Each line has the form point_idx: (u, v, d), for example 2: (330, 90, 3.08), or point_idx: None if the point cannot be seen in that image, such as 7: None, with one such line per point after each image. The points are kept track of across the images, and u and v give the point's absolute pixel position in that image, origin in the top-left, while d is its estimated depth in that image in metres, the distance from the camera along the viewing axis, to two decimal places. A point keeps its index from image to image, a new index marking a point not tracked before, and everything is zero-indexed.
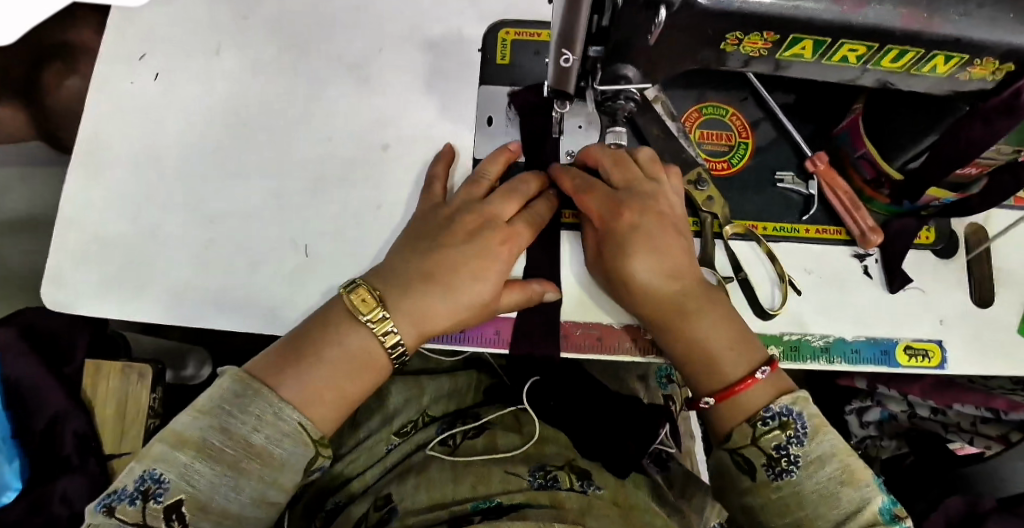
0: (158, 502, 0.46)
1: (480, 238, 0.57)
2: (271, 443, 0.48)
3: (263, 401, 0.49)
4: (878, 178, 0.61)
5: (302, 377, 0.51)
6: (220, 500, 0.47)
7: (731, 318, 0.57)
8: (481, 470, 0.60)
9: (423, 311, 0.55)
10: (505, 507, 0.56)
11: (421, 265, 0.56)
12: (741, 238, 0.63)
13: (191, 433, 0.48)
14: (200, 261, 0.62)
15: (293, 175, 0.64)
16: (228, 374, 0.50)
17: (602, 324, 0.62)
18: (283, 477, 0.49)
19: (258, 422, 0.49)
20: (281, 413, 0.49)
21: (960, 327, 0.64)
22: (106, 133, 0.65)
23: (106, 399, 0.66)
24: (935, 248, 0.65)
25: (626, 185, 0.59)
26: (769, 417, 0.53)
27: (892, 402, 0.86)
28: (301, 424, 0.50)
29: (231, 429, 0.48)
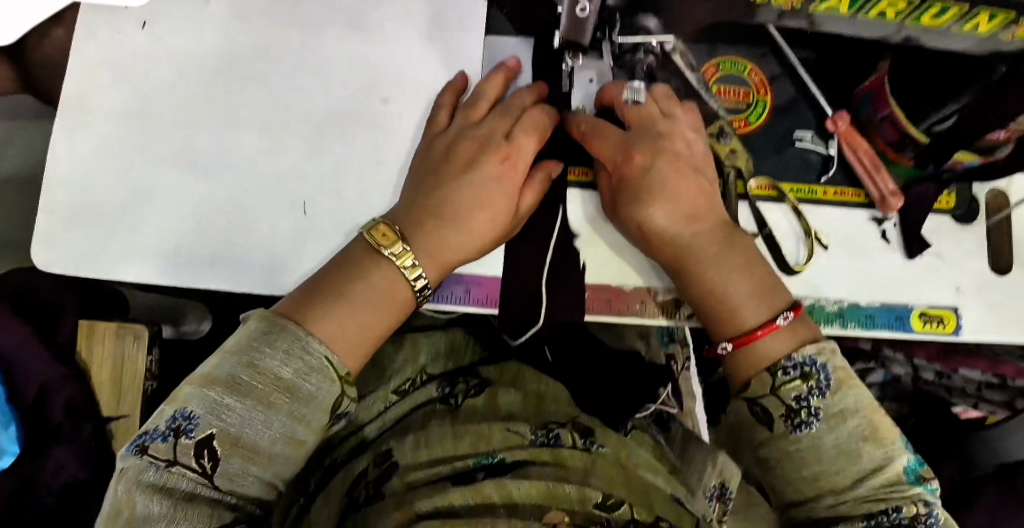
0: (189, 438, 0.45)
1: (478, 169, 0.56)
2: (300, 377, 0.47)
3: (291, 336, 0.48)
4: (902, 140, 0.58)
5: (325, 313, 0.50)
6: (251, 434, 0.46)
7: (751, 263, 0.55)
8: (481, 428, 0.61)
9: (440, 249, 0.54)
10: (508, 463, 0.58)
11: (429, 203, 0.55)
12: (770, 200, 0.60)
13: (219, 374, 0.46)
14: (196, 219, 0.60)
15: (289, 128, 0.61)
16: (253, 315, 0.49)
17: (613, 286, 0.59)
18: (312, 415, 0.48)
19: (286, 354, 0.47)
20: (308, 347, 0.48)
21: (977, 294, 0.62)
22: (96, 86, 0.62)
23: (101, 361, 0.62)
24: (955, 213, 0.63)
25: (637, 124, 0.57)
26: (791, 368, 0.52)
27: (895, 365, 0.87)
28: (327, 359, 0.49)
29: (259, 363, 0.47)
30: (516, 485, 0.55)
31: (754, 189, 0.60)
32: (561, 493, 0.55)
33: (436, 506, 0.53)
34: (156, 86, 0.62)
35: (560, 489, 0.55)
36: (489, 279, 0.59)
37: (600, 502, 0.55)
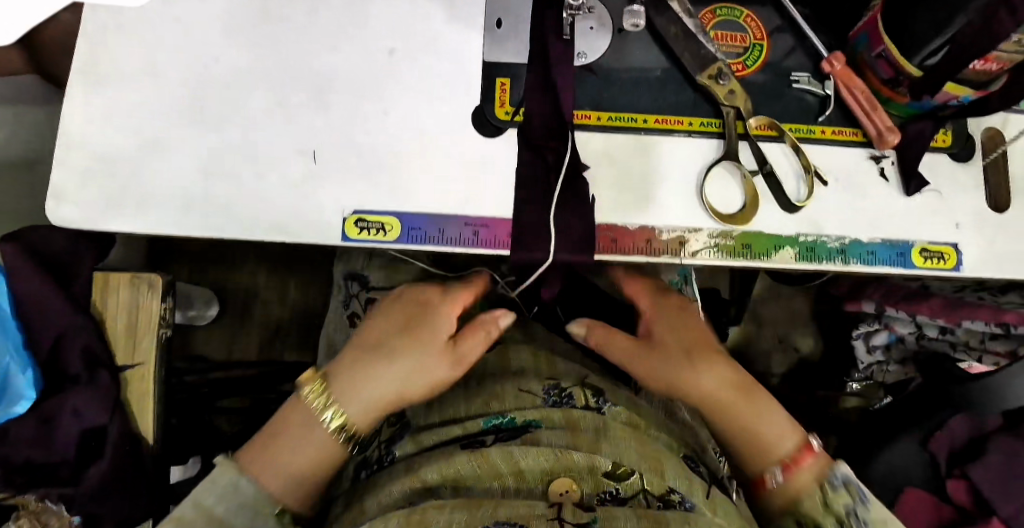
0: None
1: (405, 363, 0.62)
2: (234, 513, 0.55)
3: (227, 475, 0.56)
4: (896, 77, 0.60)
5: (273, 464, 0.58)
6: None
7: (762, 412, 0.63)
8: (496, 389, 0.65)
9: (353, 397, 0.61)
10: (519, 425, 0.60)
11: (357, 370, 0.62)
12: (769, 139, 0.62)
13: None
14: (208, 171, 0.61)
15: (298, 81, 0.62)
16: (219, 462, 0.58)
17: (619, 226, 0.60)
18: None
19: (223, 494, 0.55)
20: (237, 483, 0.56)
21: (977, 230, 0.63)
22: (109, 47, 0.63)
23: (117, 312, 0.62)
24: (951, 151, 0.64)
25: (643, 248, 0.60)
26: (838, 485, 0.57)
27: (899, 324, 0.91)
28: (256, 495, 0.56)
29: (201, 501, 0.54)
30: (524, 457, 0.55)
31: (754, 129, 0.62)
32: (569, 463, 0.55)
33: (442, 476, 0.55)
34: (168, 45, 0.63)
35: (568, 458, 0.55)
36: (496, 221, 0.60)
37: (609, 470, 0.55)
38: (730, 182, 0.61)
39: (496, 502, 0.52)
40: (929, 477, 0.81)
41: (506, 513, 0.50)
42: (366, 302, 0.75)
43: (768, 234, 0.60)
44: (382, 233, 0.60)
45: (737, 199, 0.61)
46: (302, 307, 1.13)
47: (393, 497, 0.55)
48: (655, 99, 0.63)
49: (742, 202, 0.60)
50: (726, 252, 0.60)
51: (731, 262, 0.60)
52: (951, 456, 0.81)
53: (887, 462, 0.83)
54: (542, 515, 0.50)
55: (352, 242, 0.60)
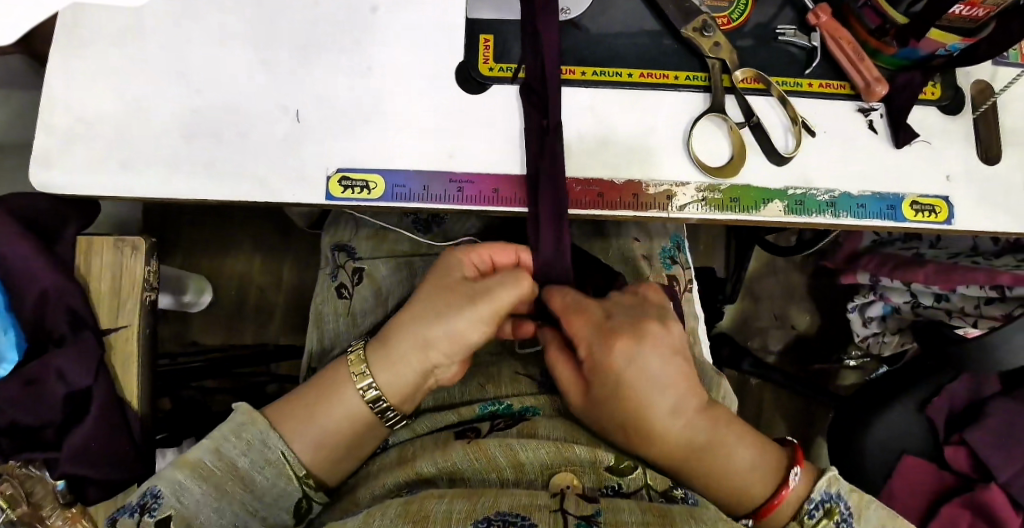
0: (151, 516, 0.50)
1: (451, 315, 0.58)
2: (256, 468, 0.54)
3: (257, 429, 0.54)
4: (883, 26, 0.60)
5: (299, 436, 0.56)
6: (197, 514, 0.51)
7: (738, 450, 0.56)
8: (491, 371, 0.69)
9: (396, 365, 0.59)
10: (514, 412, 0.63)
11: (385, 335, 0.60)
12: (757, 92, 0.61)
13: (188, 511, 0.51)
14: (190, 133, 0.61)
15: (279, 39, 0.62)
16: (239, 407, 0.56)
17: (605, 181, 0.59)
18: (263, 508, 0.54)
19: (248, 447, 0.54)
20: (267, 441, 0.54)
21: (968, 182, 0.62)
22: (90, 11, 0.63)
23: (100, 276, 0.62)
24: (941, 104, 0.64)
25: (630, 198, 0.59)
26: (814, 508, 0.55)
27: (896, 294, 0.91)
28: (285, 454, 0.55)
29: (225, 451, 0.53)
30: (523, 448, 0.56)
31: (741, 82, 0.61)
32: (571, 456, 0.56)
33: (439, 469, 0.55)
34: (147, 6, 0.63)
35: (570, 451, 0.56)
36: (482, 177, 0.60)
37: (611, 465, 0.56)
38: (717, 135, 0.60)
39: (498, 493, 0.51)
40: (928, 444, 0.79)
41: (508, 505, 0.49)
42: (354, 272, 0.74)
43: (756, 187, 0.60)
44: (367, 192, 0.60)
45: (724, 152, 0.60)
46: (295, 291, 1.12)
47: (387, 487, 0.56)
48: (641, 54, 0.62)
49: (730, 154, 0.60)
50: (715, 206, 0.59)
51: (720, 216, 0.59)
52: (948, 420, 0.79)
53: (882, 434, 0.80)
54: (544, 507, 0.49)
55: (335, 201, 0.59)
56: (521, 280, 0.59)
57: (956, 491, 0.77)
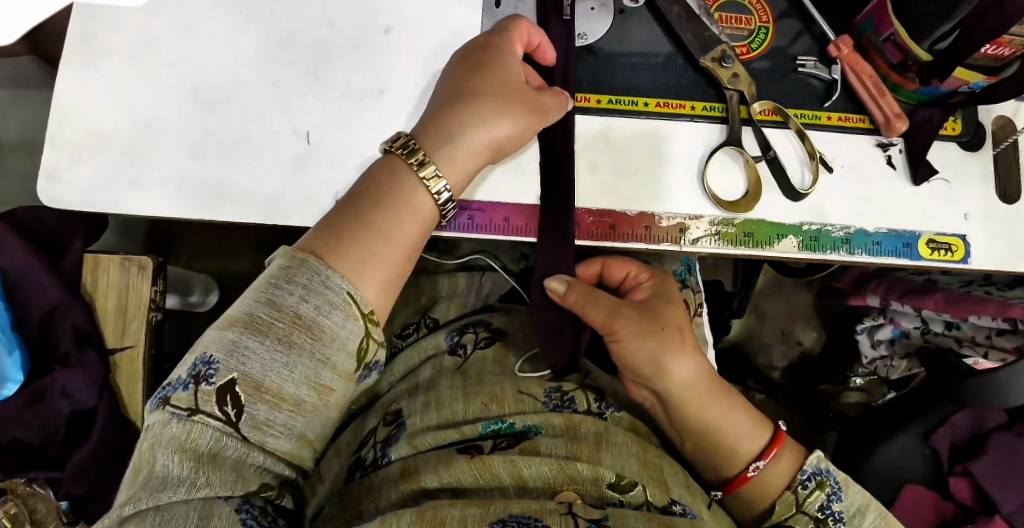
0: (210, 384, 0.43)
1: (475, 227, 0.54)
2: (321, 314, 0.45)
3: (311, 270, 0.45)
4: (905, 62, 0.58)
5: (357, 244, 0.48)
6: (275, 379, 0.44)
7: (731, 412, 0.61)
8: (494, 389, 0.63)
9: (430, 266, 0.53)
10: (517, 430, 0.60)
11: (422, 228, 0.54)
12: (774, 125, 0.60)
13: (240, 313, 0.44)
14: (200, 151, 0.60)
15: (292, 57, 0.61)
16: (279, 253, 0.47)
17: (618, 212, 0.59)
18: (334, 355, 0.45)
19: (306, 292, 0.45)
20: (327, 281, 0.46)
21: (985, 220, 0.62)
22: (102, 21, 0.62)
23: (107, 293, 0.62)
24: (961, 140, 0.63)
25: (643, 231, 0.58)
26: (807, 480, 0.58)
27: (906, 319, 0.90)
28: (349, 294, 0.46)
29: (279, 300, 0.44)
30: (525, 462, 0.55)
31: (758, 114, 0.60)
32: (573, 473, 0.55)
33: (443, 483, 0.55)
34: (156, 19, 0.62)
35: (573, 469, 0.55)
36: (493, 206, 0.59)
37: (612, 482, 0.55)
38: (733, 169, 0.59)
39: (507, 501, 0.52)
40: (931, 473, 0.78)
41: (519, 508, 0.50)
42: None
43: (770, 223, 0.59)
44: None
45: (740, 187, 0.59)
46: None
47: (392, 501, 0.55)
48: (658, 83, 0.61)
49: (745, 189, 0.59)
50: (728, 241, 0.59)
51: (732, 250, 0.59)
52: (951, 452, 0.78)
53: (888, 457, 0.79)
54: (554, 511, 0.51)
55: None
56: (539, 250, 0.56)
57: (956, 521, 0.75)
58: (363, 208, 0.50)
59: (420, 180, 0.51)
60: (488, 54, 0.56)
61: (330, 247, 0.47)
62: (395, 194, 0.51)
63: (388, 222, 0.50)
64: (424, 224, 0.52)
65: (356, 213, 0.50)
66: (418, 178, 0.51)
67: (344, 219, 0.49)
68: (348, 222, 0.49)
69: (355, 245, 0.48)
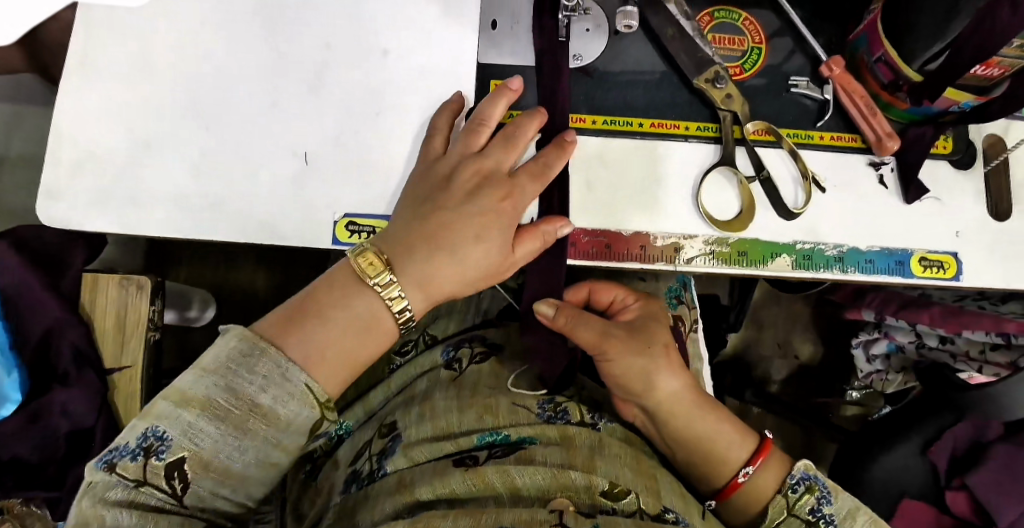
0: (159, 459, 0.48)
1: (481, 245, 0.55)
2: (277, 403, 0.49)
3: (271, 361, 0.50)
4: (896, 81, 0.59)
5: (311, 339, 0.52)
6: (224, 459, 0.49)
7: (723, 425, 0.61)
8: (488, 401, 0.64)
9: (430, 275, 0.55)
10: (512, 441, 0.60)
11: (428, 227, 0.55)
12: (767, 144, 0.61)
13: (196, 392, 0.48)
14: (198, 170, 0.61)
15: (290, 78, 0.62)
16: (233, 332, 0.50)
17: (611, 231, 0.59)
18: (284, 437, 0.50)
19: (265, 382, 0.49)
20: (287, 373, 0.50)
21: (977, 238, 0.62)
22: (101, 43, 0.62)
23: (104, 311, 0.61)
24: (952, 158, 0.63)
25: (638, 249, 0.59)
26: (795, 484, 0.58)
27: (901, 333, 0.90)
28: (308, 386, 0.50)
29: (236, 387, 0.49)
30: (519, 471, 0.56)
31: (752, 134, 0.61)
32: (567, 481, 0.55)
33: (437, 494, 0.55)
34: (154, 40, 0.63)
35: (566, 477, 0.55)
36: None
37: (606, 490, 0.55)
38: (727, 189, 0.60)
39: (499, 510, 0.52)
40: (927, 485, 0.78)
41: (509, 519, 0.50)
42: None
43: (765, 241, 0.59)
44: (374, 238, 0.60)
45: (734, 206, 0.60)
46: None
47: (386, 513, 0.56)
48: (652, 103, 0.62)
49: (739, 209, 0.60)
50: (723, 260, 0.59)
51: (727, 269, 0.59)
52: (951, 465, 0.77)
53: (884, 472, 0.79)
54: (542, 522, 0.50)
55: (341, 245, 0.60)
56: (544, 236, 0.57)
57: None
58: (319, 307, 0.53)
59: (380, 297, 0.54)
60: (501, 212, 0.56)
61: (293, 343, 0.51)
62: (352, 302, 0.53)
63: (343, 316, 0.53)
64: (385, 338, 0.55)
65: (316, 312, 0.53)
66: (378, 294, 0.54)
67: (303, 323, 0.52)
68: (309, 323, 0.52)
69: (316, 347, 0.52)
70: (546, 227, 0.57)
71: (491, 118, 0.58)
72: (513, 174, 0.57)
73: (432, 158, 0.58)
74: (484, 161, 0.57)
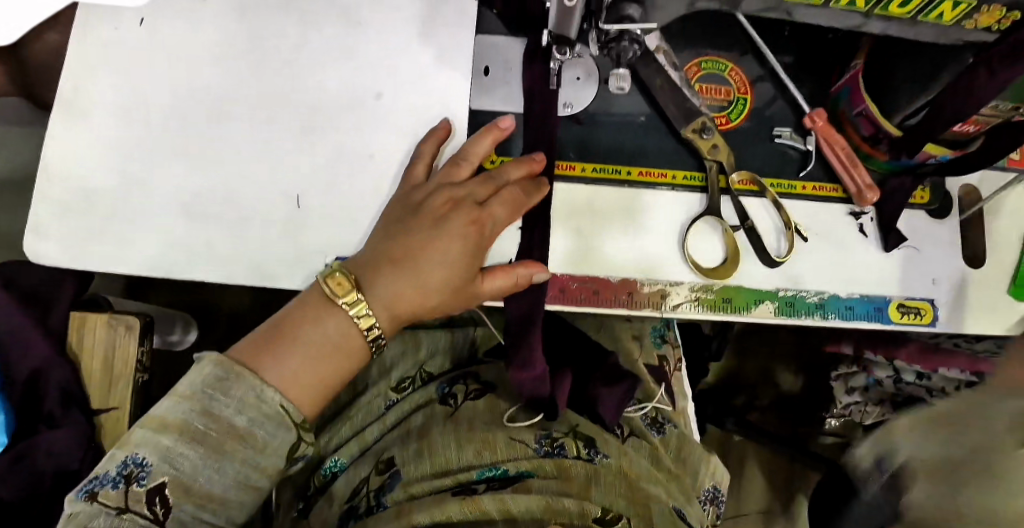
0: (141, 485, 0.47)
1: (448, 262, 0.57)
2: (255, 425, 0.50)
3: (246, 384, 0.50)
4: (876, 134, 0.60)
5: (282, 360, 0.52)
6: (204, 483, 0.48)
7: None
8: (486, 436, 0.65)
9: (397, 298, 0.56)
10: (511, 476, 0.61)
11: (395, 248, 0.56)
12: (751, 195, 0.62)
13: (174, 418, 0.48)
14: (189, 210, 0.61)
15: (284, 120, 0.62)
16: (207, 359, 0.51)
17: (602, 278, 0.60)
18: (265, 459, 0.50)
19: (240, 404, 0.50)
20: (262, 395, 0.50)
21: (953, 285, 0.64)
22: (93, 80, 0.62)
23: (92, 351, 0.61)
24: (929, 207, 0.65)
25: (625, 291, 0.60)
26: None
27: (879, 368, 0.92)
28: (283, 407, 0.51)
29: (214, 411, 0.49)
30: (515, 500, 0.56)
31: (737, 184, 0.62)
32: (560, 508, 0.55)
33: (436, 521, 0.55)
34: (146, 77, 0.63)
35: (559, 504, 0.56)
36: None
37: (599, 516, 0.56)
38: (713, 239, 0.61)
39: None
40: None
41: None
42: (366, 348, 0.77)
43: (748, 288, 0.61)
44: None
45: (719, 253, 0.61)
46: None
47: None
48: (640, 151, 0.63)
49: (724, 256, 0.61)
50: (707, 306, 0.61)
51: (711, 316, 0.61)
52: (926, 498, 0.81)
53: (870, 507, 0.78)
54: None
55: None
56: (516, 280, 0.58)
57: None
58: (291, 327, 0.53)
59: (350, 317, 0.54)
60: (467, 236, 0.57)
61: (266, 364, 0.51)
62: (322, 324, 0.53)
63: (315, 335, 0.53)
64: (357, 357, 0.55)
65: (290, 334, 0.53)
66: (347, 313, 0.54)
67: (276, 345, 0.52)
68: (282, 344, 0.53)
69: (289, 367, 0.52)
70: (521, 269, 0.57)
71: (473, 155, 0.60)
72: (485, 203, 0.58)
73: (411, 184, 0.60)
74: (457, 188, 0.58)
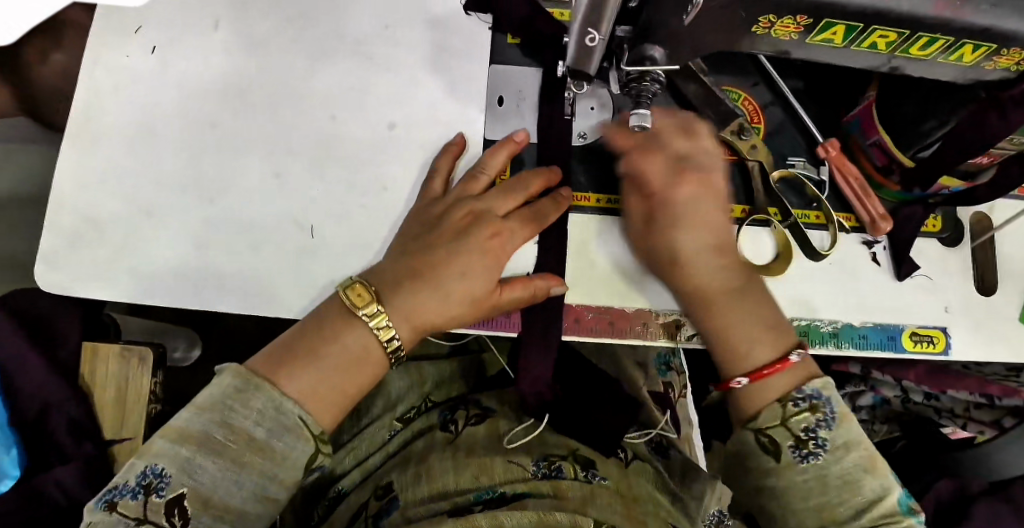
0: (159, 496, 0.46)
1: (471, 276, 0.57)
2: (273, 436, 0.49)
3: (264, 395, 0.50)
4: (889, 165, 0.61)
5: (300, 373, 0.51)
6: (222, 495, 0.47)
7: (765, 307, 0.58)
8: (483, 461, 0.63)
9: (416, 311, 0.55)
10: (508, 496, 0.58)
11: (412, 264, 0.56)
12: (758, 225, 0.63)
13: (193, 429, 0.48)
14: (202, 239, 0.61)
15: (296, 150, 0.62)
16: (229, 371, 0.51)
17: (615, 309, 0.61)
18: (283, 471, 0.49)
19: (259, 415, 0.49)
20: (281, 407, 0.50)
21: (965, 313, 0.64)
22: (104, 109, 0.62)
23: (105, 383, 0.61)
24: (941, 236, 0.65)
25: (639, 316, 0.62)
26: (800, 398, 0.54)
27: (886, 388, 0.84)
28: (302, 418, 0.50)
29: (233, 422, 0.49)
30: (508, 514, 0.54)
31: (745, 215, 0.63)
32: (551, 521, 0.53)
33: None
34: (158, 107, 0.63)
35: (550, 517, 0.53)
36: None
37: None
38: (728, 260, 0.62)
39: None
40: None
41: None
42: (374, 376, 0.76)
43: None
44: None
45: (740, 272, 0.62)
46: None
47: None
48: None
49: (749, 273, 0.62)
50: None
51: None
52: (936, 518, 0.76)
53: None
54: None
55: None
56: (534, 289, 0.58)
57: None
58: (312, 340, 0.53)
59: (370, 328, 0.54)
60: (490, 250, 0.58)
61: (285, 378, 0.51)
62: (340, 337, 0.53)
63: (336, 348, 0.53)
64: (376, 370, 0.54)
65: (310, 349, 0.52)
66: (368, 326, 0.54)
67: (296, 359, 0.52)
68: (302, 357, 0.52)
69: (307, 380, 0.51)
70: (540, 281, 0.58)
71: (490, 167, 0.60)
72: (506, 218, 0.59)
73: (430, 198, 0.60)
74: (477, 203, 0.59)
